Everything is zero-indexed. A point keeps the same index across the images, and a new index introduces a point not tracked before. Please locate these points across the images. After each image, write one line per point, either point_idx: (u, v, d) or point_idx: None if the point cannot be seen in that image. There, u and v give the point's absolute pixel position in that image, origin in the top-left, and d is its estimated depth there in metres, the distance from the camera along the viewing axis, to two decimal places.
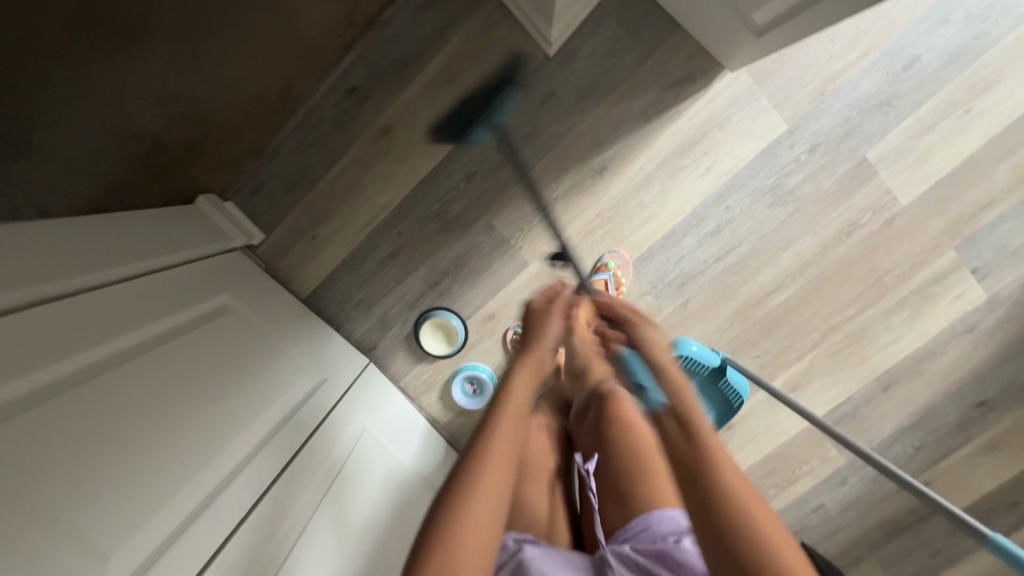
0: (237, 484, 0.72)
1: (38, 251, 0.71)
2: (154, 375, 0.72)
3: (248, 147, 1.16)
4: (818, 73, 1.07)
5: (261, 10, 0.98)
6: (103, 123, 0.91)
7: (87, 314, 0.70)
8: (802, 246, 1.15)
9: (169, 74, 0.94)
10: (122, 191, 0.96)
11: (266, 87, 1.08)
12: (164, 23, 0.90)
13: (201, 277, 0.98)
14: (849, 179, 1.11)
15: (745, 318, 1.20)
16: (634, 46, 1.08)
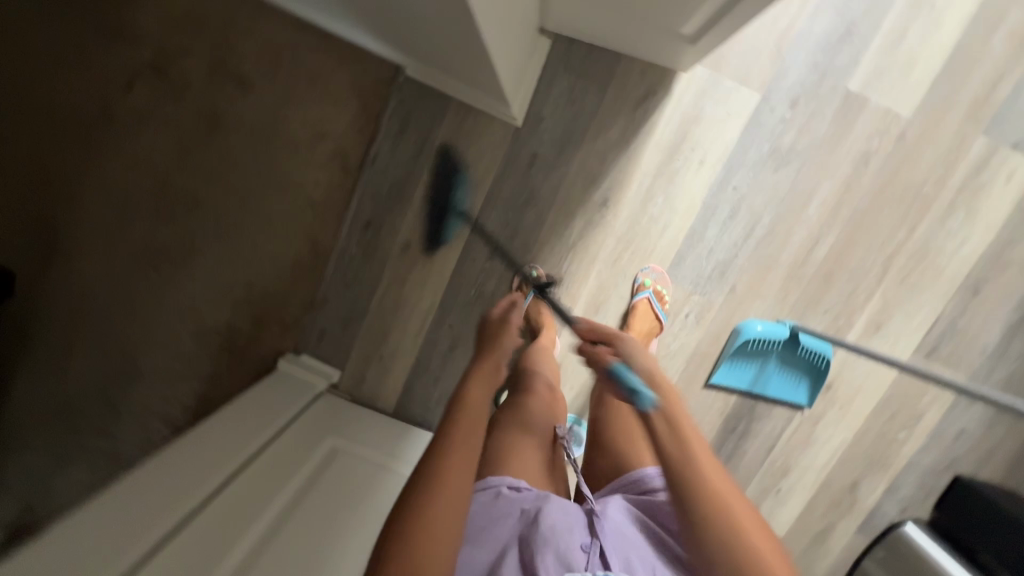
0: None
1: (170, 480, 0.84)
2: (290, 548, 0.82)
3: (302, 304, 1.29)
4: (769, 35, 1.09)
5: (270, 192, 1.21)
6: (186, 329, 1.26)
7: (224, 519, 0.83)
8: (825, 193, 1.15)
9: (222, 271, 1.25)
10: (221, 378, 1.27)
11: (296, 248, 1.25)
12: (173, 229, 1.22)
13: (303, 436, 1.09)
14: (842, 116, 1.11)
15: (798, 280, 1.19)
16: (589, 86, 1.15)
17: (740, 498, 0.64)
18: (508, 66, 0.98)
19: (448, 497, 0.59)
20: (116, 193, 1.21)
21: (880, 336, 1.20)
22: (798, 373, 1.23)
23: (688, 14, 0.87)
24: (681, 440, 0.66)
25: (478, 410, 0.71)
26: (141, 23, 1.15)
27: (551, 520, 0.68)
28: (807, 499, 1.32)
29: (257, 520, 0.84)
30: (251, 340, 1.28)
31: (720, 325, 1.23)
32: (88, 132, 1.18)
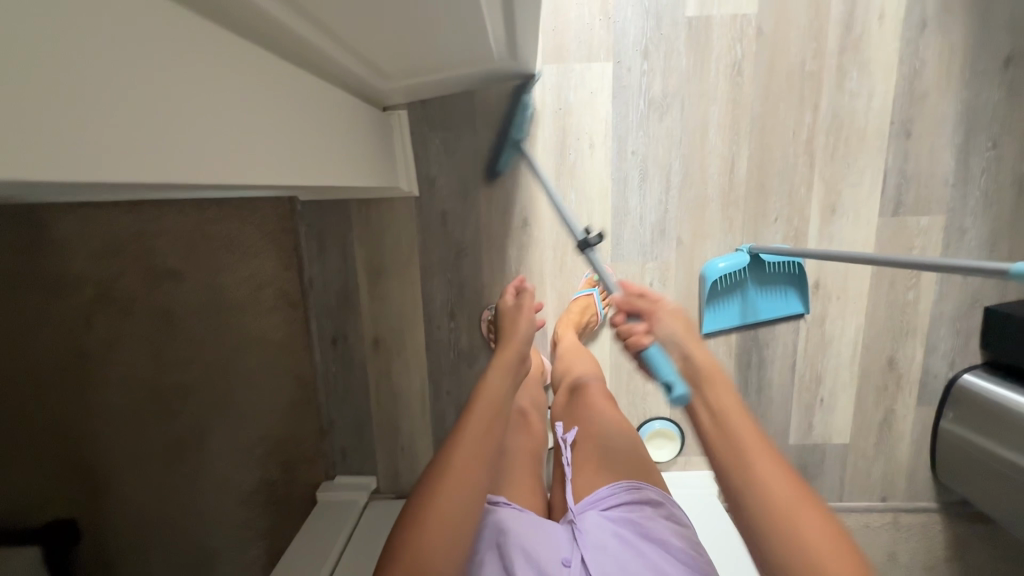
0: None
1: None
2: None
3: (314, 433, 1.34)
4: (592, 8, 1.11)
5: (241, 351, 1.27)
6: (228, 502, 1.32)
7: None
8: (717, 117, 1.15)
9: (235, 437, 1.30)
10: (279, 528, 1.34)
11: (287, 389, 1.31)
12: (177, 420, 1.28)
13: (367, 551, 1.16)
14: (695, 43, 1.12)
15: (736, 203, 1.18)
16: (460, 131, 1.19)
17: (815, 507, 0.59)
18: (368, 157, 1.03)
19: (450, 514, 0.63)
20: (122, 410, 1.27)
21: (839, 217, 1.18)
22: (779, 286, 1.22)
23: (490, 44, 0.90)
24: (742, 459, 0.63)
25: (491, 410, 0.73)
26: (74, 262, 1.22)
27: (532, 541, 0.72)
28: (853, 396, 1.29)
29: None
30: (288, 486, 1.34)
31: (686, 279, 1.23)
32: (76, 370, 1.25)
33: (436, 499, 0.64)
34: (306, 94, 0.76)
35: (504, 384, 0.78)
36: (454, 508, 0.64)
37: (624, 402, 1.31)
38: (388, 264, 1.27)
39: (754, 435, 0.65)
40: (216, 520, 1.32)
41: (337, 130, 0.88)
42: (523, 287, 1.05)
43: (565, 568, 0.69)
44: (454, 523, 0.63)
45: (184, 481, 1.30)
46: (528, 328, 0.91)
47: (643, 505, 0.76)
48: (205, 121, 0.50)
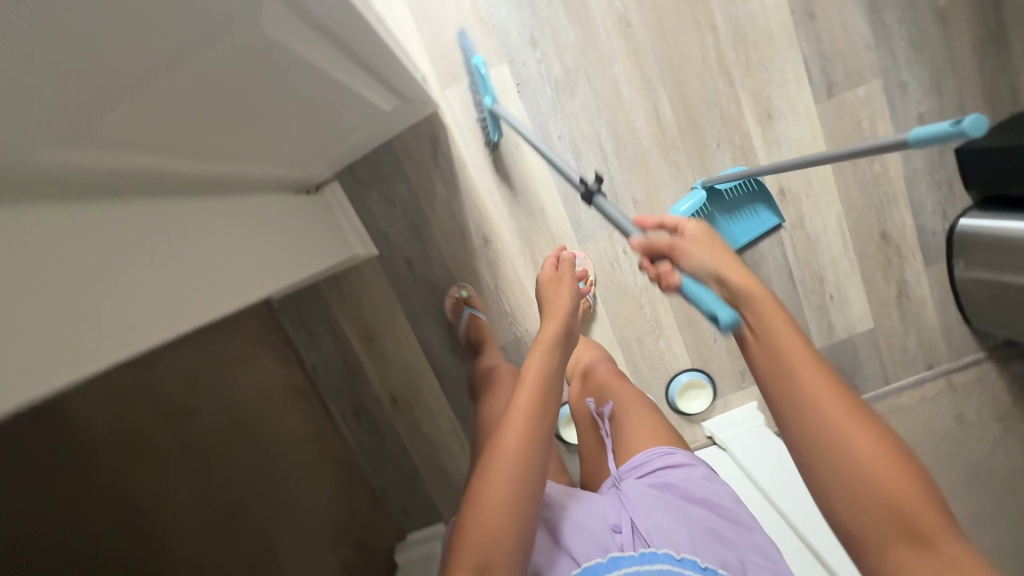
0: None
1: None
2: None
3: (369, 503, 1.39)
4: (467, 20, 1.13)
5: (279, 450, 1.25)
6: None
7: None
8: (625, 72, 1.15)
9: (304, 535, 1.23)
10: None
11: (329, 473, 1.33)
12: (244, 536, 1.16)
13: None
14: (575, 14, 1.12)
15: (675, 146, 1.18)
16: (393, 180, 1.21)
17: (934, 502, 0.52)
18: (317, 243, 1.07)
19: (513, 493, 0.58)
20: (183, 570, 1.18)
21: (778, 119, 1.16)
22: (745, 206, 1.21)
23: (381, 101, 0.92)
24: (807, 398, 0.57)
25: (539, 385, 0.68)
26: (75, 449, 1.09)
27: (582, 515, 0.72)
28: (858, 281, 1.28)
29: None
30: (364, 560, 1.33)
31: None
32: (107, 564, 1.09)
33: (496, 476, 0.59)
34: (231, 217, 0.80)
35: (549, 359, 0.73)
36: (509, 482, 0.58)
37: (643, 369, 1.31)
38: (378, 326, 1.30)
39: (808, 367, 0.59)
40: None
41: (274, 235, 0.92)
42: (558, 253, 0.98)
43: (617, 535, 0.68)
44: (515, 501, 0.58)
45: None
46: (574, 303, 0.85)
47: (685, 467, 0.76)
48: (136, 295, 0.56)
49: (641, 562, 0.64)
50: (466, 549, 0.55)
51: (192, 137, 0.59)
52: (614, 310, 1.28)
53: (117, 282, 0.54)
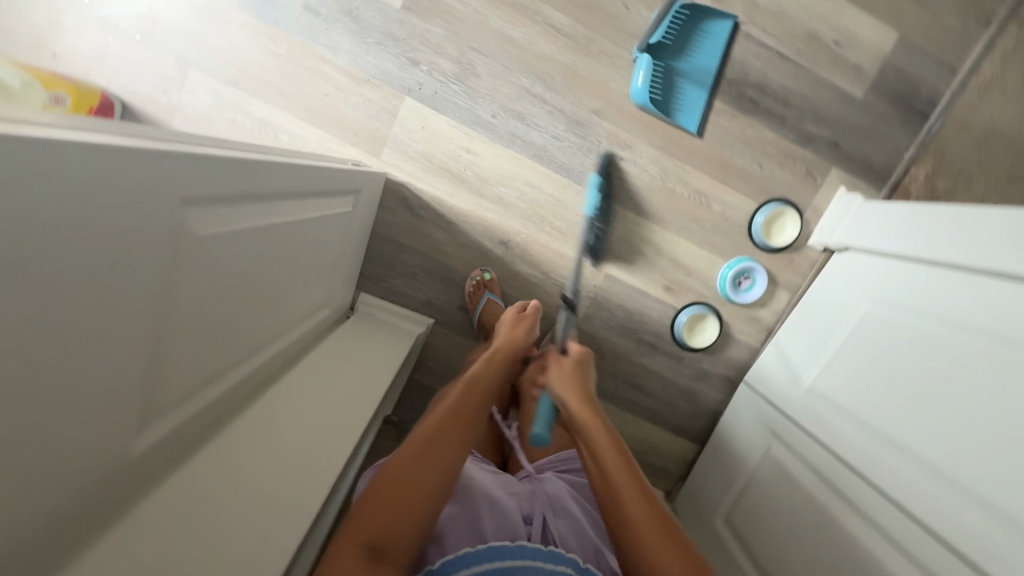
0: (898, 538, 0.82)
1: None
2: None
3: None
4: (351, 90, 1.14)
5: None
6: None
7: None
8: (505, 20, 1.13)
9: None
10: None
11: None
12: None
13: (712, 534, 1.19)
14: (428, 10, 1.11)
15: (593, 40, 1.15)
16: (398, 259, 1.23)
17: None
18: (383, 344, 1.10)
19: (427, 474, 0.55)
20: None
21: None
22: (690, 35, 1.15)
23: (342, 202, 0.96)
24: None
25: (467, 383, 0.69)
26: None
27: (506, 497, 0.69)
28: (849, 10, 1.17)
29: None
30: None
31: (634, 125, 1.19)
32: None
33: (415, 463, 0.56)
34: (295, 379, 0.87)
35: (491, 371, 0.75)
36: (424, 456, 0.57)
37: (718, 240, 1.26)
38: None
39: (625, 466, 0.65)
40: None
41: (339, 362, 0.97)
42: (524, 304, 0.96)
43: (525, 528, 0.65)
44: (431, 471, 0.56)
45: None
46: (531, 329, 0.88)
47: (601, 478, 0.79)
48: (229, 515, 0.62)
49: (542, 558, 0.58)
50: (355, 533, 0.50)
51: (218, 347, 0.65)
52: (654, 212, 1.23)
53: (240, 484, 0.66)
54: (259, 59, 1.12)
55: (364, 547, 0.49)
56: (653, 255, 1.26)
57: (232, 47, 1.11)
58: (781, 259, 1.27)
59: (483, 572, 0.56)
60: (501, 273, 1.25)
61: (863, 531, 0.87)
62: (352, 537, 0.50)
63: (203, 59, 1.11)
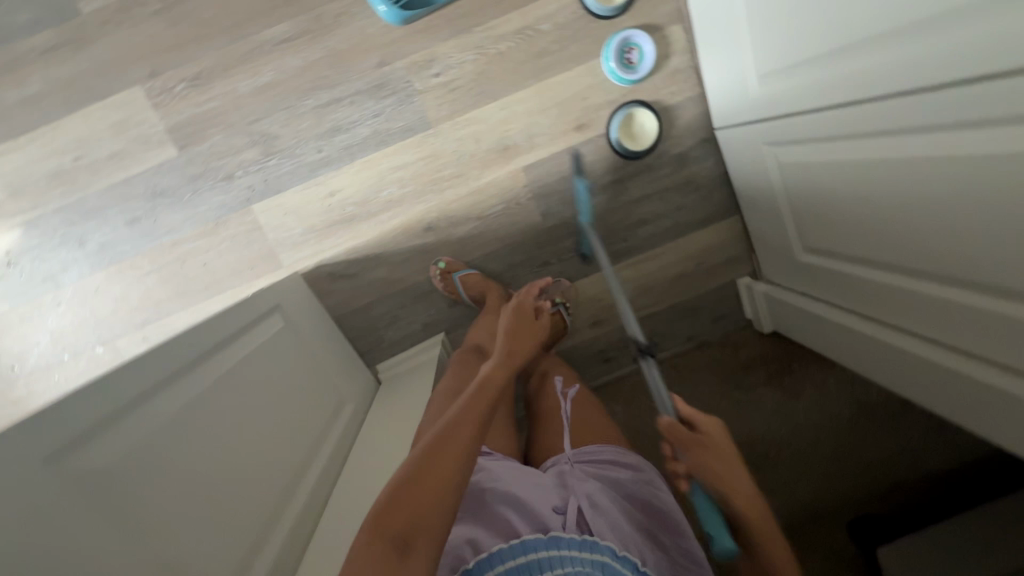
0: (924, 123, 0.69)
1: (914, 371, 0.92)
2: (899, 237, 0.82)
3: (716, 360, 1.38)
4: (216, 242, 1.17)
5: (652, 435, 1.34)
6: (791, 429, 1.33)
7: (914, 297, 0.85)
8: (247, 76, 1.09)
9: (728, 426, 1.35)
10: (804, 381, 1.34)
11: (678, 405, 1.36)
12: None
13: (805, 267, 1.12)
14: (197, 131, 1.11)
15: (320, 15, 1.08)
16: (374, 317, 1.25)
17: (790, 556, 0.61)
18: (414, 387, 1.12)
19: (449, 466, 0.63)
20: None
21: None
22: None
23: (272, 320, 1.00)
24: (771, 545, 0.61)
25: (483, 388, 0.77)
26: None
27: (532, 494, 0.74)
28: None
29: (902, 279, 0.87)
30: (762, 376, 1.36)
31: (418, 38, 1.11)
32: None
33: (440, 453, 0.64)
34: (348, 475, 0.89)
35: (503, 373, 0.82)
36: (448, 456, 0.64)
37: (577, 48, 1.15)
38: None
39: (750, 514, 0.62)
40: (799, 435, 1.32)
41: (380, 430, 1.00)
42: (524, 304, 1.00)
43: (560, 517, 0.71)
44: (448, 468, 0.63)
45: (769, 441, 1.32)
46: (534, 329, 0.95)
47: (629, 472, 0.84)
48: None
49: (580, 550, 0.66)
50: (386, 528, 0.58)
51: (243, 513, 0.70)
52: (506, 83, 1.15)
53: None
54: (143, 287, 1.18)
55: (389, 538, 0.57)
56: (541, 116, 1.18)
57: (120, 299, 1.18)
58: (642, 6, 1.14)
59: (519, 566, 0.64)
60: (451, 250, 1.23)
61: (882, 147, 0.78)
62: (379, 531, 0.57)
63: (113, 328, 1.19)
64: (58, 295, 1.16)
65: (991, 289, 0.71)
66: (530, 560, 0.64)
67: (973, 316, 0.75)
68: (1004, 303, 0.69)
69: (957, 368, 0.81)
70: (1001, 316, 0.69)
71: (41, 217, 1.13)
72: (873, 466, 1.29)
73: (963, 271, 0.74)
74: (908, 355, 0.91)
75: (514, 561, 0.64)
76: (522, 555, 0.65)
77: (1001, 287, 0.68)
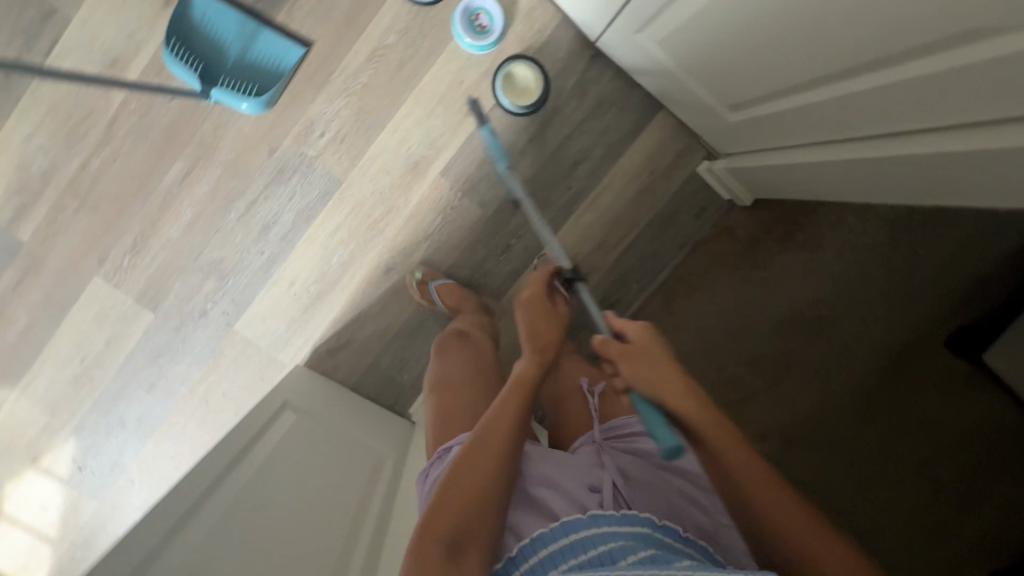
0: None
1: (898, 174, 0.83)
2: (811, 42, 0.74)
3: (727, 250, 1.30)
4: (223, 371, 1.25)
5: (696, 350, 1.30)
6: (830, 284, 1.27)
7: (864, 99, 0.76)
8: (172, 221, 1.18)
9: (769, 308, 1.29)
10: (822, 232, 1.27)
11: (710, 311, 1.30)
12: (777, 359, 1.29)
13: (746, 126, 1.04)
14: (160, 288, 1.21)
15: (200, 139, 1.14)
16: (383, 371, 1.28)
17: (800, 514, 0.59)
18: None
19: (491, 473, 0.62)
20: (781, 396, 1.28)
21: (112, 54, 1.08)
22: (201, 39, 1.08)
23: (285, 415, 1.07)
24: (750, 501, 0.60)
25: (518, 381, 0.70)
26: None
27: (561, 475, 0.72)
28: None
29: (839, 89, 0.78)
30: (778, 244, 1.28)
31: (288, 113, 1.14)
32: (784, 451, 1.26)
33: (480, 460, 0.62)
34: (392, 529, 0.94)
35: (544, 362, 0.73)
36: (490, 463, 0.62)
37: (429, 41, 1.14)
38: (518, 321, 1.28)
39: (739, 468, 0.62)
40: (842, 285, 1.26)
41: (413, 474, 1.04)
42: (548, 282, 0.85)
43: (598, 497, 0.68)
44: (491, 476, 0.62)
45: (811, 301, 1.28)
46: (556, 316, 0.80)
47: None
48: None
49: (620, 523, 0.62)
50: (434, 531, 0.58)
51: None
52: (385, 108, 1.16)
53: None
54: (189, 435, 1.27)
55: (440, 545, 0.57)
56: (431, 119, 1.17)
57: (176, 455, 1.27)
58: None
59: (559, 547, 0.61)
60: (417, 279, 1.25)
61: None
62: (427, 537, 0.58)
63: None
64: (127, 477, 1.28)
65: (936, 44, 0.62)
66: (570, 541, 0.61)
67: (932, 86, 0.66)
68: (961, 52, 0.61)
69: (945, 151, 0.72)
70: (966, 67, 0.61)
71: (84, 420, 1.26)
72: (932, 282, 1.23)
73: (898, 43, 0.65)
74: (884, 162, 0.82)
75: (553, 545, 0.61)
76: (562, 537, 0.62)
77: (950, 36, 0.60)
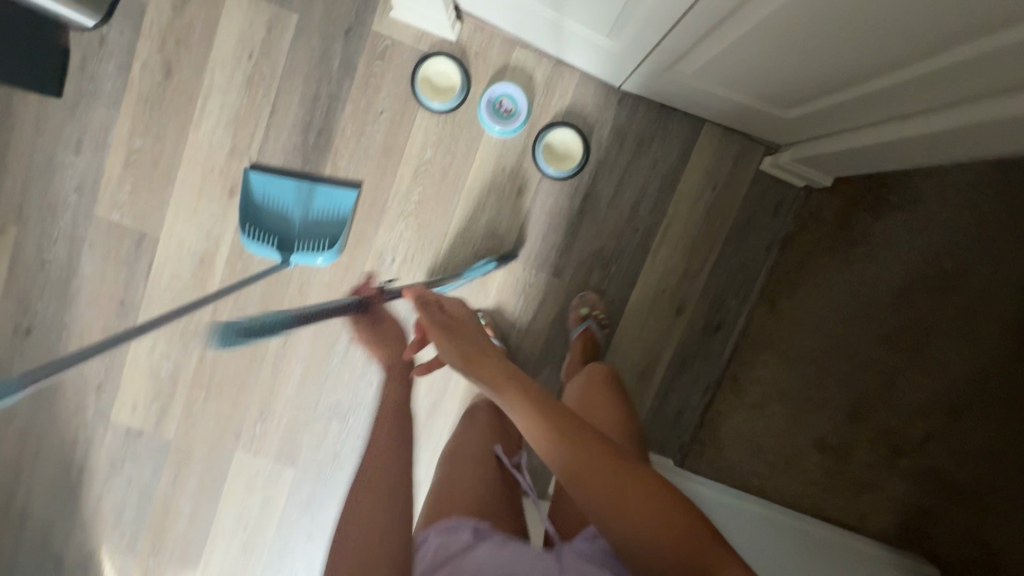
0: None
1: (992, 141, 0.77)
2: (858, 45, 0.71)
3: (823, 237, 1.22)
4: None
5: (821, 346, 1.24)
6: (944, 241, 1.18)
7: (933, 81, 0.72)
8: (286, 382, 1.25)
9: (885, 283, 1.21)
10: (923, 191, 1.18)
11: (824, 304, 1.23)
12: (910, 331, 1.22)
13: (805, 119, 0.99)
14: (293, 445, 1.27)
15: (289, 302, 1.22)
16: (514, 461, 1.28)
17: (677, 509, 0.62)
18: None
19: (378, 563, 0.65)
20: (928, 367, 1.22)
21: (199, 254, 1.19)
22: (267, 213, 1.16)
23: None
24: (632, 509, 0.62)
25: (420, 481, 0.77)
26: (882, 529, 1.26)
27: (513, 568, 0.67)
28: (213, 43, 1.11)
29: (897, 78, 0.74)
30: (876, 216, 1.19)
31: (359, 251, 1.20)
32: (953, 421, 1.22)
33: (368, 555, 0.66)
34: None
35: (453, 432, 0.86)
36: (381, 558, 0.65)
37: (464, 142, 1.17)
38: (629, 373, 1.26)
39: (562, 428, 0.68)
40: (959, 239, 1.18)
41: None
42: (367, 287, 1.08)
43: None
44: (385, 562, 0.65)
45: (930, 258, 1.19)
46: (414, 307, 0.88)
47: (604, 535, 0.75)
48: None
49: None
50: None
51: None
52: (442, 217, 1.19)
53: None
54: None
55: None
56: (486, 212, 1.19)
57: None
58: (478, 66, 1.15)
59: None
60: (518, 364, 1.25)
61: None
62: None
63: None
64: None
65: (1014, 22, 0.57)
66: None
67: (1007, 59, 0.61)
68: None
69: None
70: None
71: None
72: None
73: (955, 30, 0.61)
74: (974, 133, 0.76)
75: None
76: None
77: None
